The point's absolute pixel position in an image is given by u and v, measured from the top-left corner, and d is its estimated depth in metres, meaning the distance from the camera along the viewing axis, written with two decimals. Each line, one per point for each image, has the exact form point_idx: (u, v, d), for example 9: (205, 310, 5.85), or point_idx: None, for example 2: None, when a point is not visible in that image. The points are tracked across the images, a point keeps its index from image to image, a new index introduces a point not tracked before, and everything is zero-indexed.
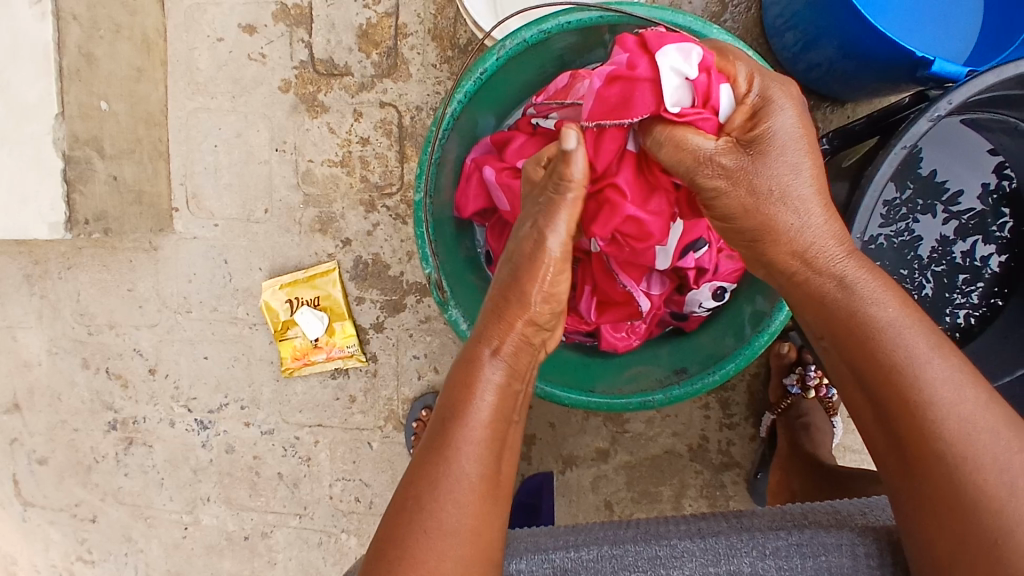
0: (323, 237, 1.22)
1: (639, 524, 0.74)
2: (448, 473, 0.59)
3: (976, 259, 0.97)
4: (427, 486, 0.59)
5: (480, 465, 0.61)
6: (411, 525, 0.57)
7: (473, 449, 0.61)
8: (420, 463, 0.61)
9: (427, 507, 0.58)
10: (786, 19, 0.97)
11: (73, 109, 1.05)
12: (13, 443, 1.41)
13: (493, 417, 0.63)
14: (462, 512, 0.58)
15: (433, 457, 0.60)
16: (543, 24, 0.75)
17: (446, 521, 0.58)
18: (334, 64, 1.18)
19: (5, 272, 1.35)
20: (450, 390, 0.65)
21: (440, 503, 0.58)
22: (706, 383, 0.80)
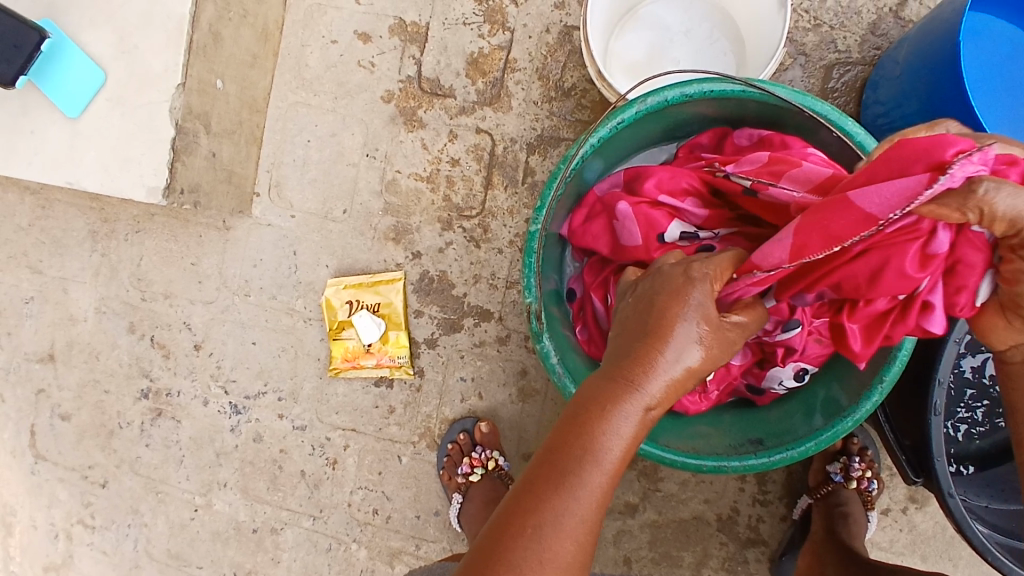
0: (394, 246, 1.24)
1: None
2: (569, 506, 0.54)
3: (985, 376, 0.98)
4: (540, 510, 0.54)
5: (601, 509, 0.55)
6: (526, 551, 0.53)
7: (601, 479, 0.55)
8: (539, 486, 0.55)
9: (534, 530, 0.53)
10: (890, 119, 1.00)
11: (194, 83, 1.08)
12: (40, 394, 1.40)
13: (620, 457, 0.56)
14: (574, 547, 0.54)
15: (552, 490, 0.54)
16: (686, 87, 0.78)
17: (557, 556, 0.53)
18: (439, 85, 1.22)
19: (73, 225, 1.36)
20: (582, 401, 0.58)
21: (559, 538, 0.53)
22: (785, 458, 0.79)
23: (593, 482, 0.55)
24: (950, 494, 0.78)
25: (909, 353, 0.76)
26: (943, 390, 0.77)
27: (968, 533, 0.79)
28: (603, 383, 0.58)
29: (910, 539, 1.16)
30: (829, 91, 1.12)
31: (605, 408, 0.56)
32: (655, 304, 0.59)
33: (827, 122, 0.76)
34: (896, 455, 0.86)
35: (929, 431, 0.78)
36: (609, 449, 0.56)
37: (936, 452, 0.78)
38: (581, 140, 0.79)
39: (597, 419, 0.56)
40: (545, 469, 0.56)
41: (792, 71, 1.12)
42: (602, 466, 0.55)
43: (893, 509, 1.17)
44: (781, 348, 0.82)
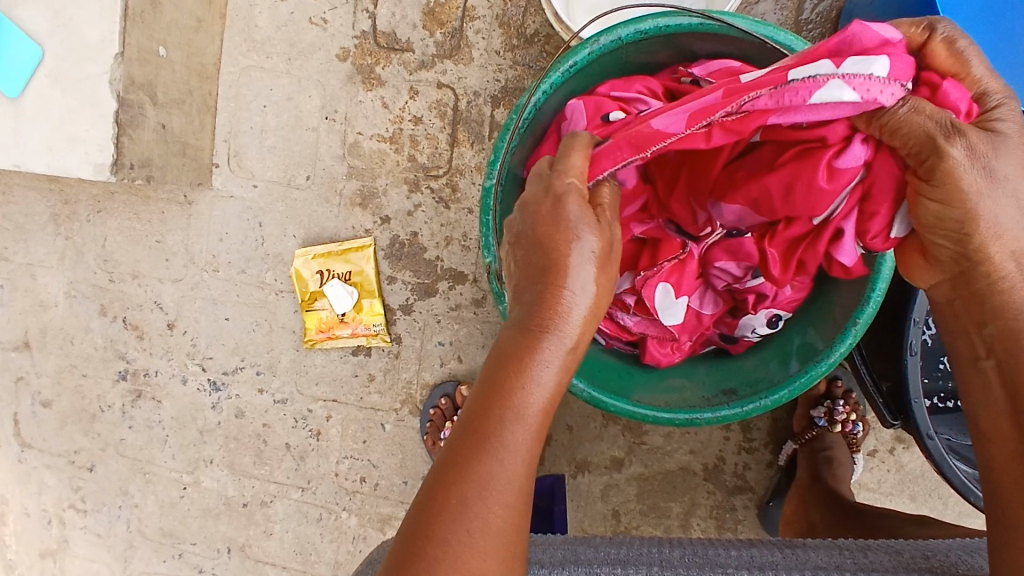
0: (362, 212, 1.20)
1: (686, 546, 0.75)
2: (498, 470, 0.53)
3: None
4: (460, 476, 0.53)
5: (528, 465, 0.54)
6: (450, 523, 0.52)
7: (523, 436, 0.54)
8: (459, 461, 0.53)
9: (457, 499, 0.52)
10: None
11: (133, 52, 1.04)
12: (18, 382, 1.38)
13: (544, 408, 0.56)
14: (508, 506, 0.53)
15: (472, 463, 0.53)
16: (640, 24, 0.75)
17: (495, 519, 0.52)
18: (396, 38, 1.16)
19: (33, 209, 1.32)
20: (493, 364, 0.56)
21: (486, 503, 0.52)
22: (759, 406, 0.78)
23: (516, 440, 0.54)
24: (928, 436, 0.77)
25: (882, 293, 0.74)
26: (919, 330, 0.75)
27: (948, 474, 0.78)
28: (513, 338, 0.57)
29: (898, 479, 1.15)
30: (803, 23, 1.06)
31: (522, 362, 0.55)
32: (549, 240, 0.56)
33: (791, 53, 0.72)
34: (874, 398, 0.84)
35: (905, 372, 0.76)
36: (527, 400, 0.55)
37: (914, 393, 0.76)
38: (532, 87, 0.76)
39: (511, 379, 0.55)
40: (461, 436, 0.54)
41: (763, 5, 1.06)
42: (523, 417, 0.54)
43: (880, 450, 1.16)
44: (753, 295, 0.80)
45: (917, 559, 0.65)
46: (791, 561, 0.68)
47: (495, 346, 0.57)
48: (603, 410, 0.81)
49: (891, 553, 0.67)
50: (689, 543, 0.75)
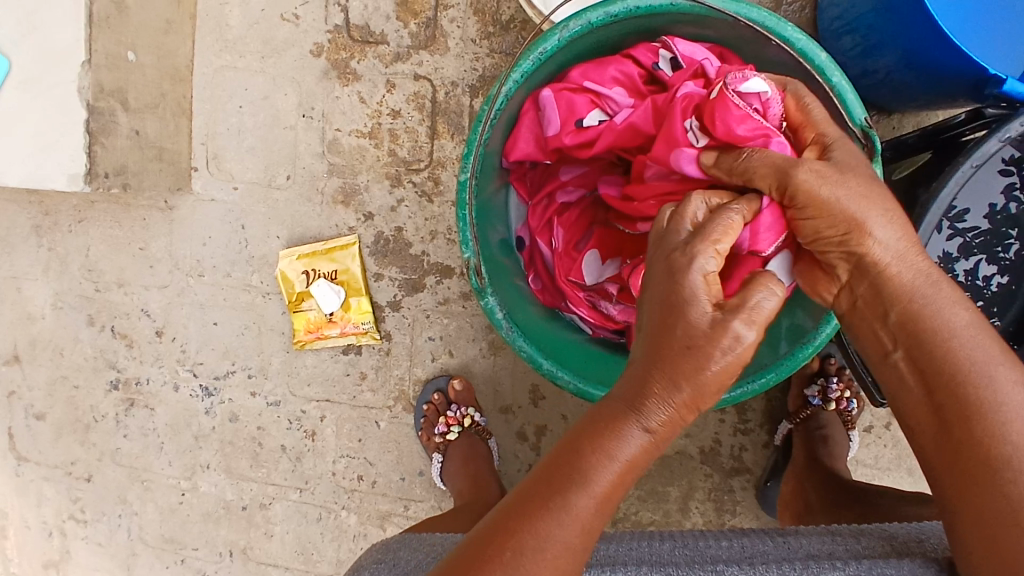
0: (345, 209, 1.19)
1: (678, 538, 0.74)
2: (555, 538, 0.52)
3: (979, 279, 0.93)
4: (522, 525, 0.53)
5: (585, 537, 0.53)
6: (496, 570, 0.51)
7: (586, 512, 0.53)
8: (519, 516, 0.54)
9: (514, 548, 0.52)
10: (845, 20, 0.93)
11: (101, 58, 1.02)
12: (11, 396, 1.37)
13: (617, 480, 0.54)
14: (556, 575, 0.52)
15: (530, 520, 0.53)
16: (609, 6, 0.73)
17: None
18: (370, 31, 1.14)
19: (14, 221, 1.31)
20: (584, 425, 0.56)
21: (538, 562, 0.52)
22: (746, 391, 0.77)
23: (579, 517, 0.53)
24: None
25: None
26: None
27: None
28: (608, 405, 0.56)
29: (895, 454, 1.15)
30: None
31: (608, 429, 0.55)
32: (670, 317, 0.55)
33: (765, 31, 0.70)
34: (863, 377, 0.83)
35: None
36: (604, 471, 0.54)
37: None
38: (502, 77, 0.74)
39: (586, 452, 0.54)
40: (534, 488, 0.55)
41: None
42: (594, 485, 0.53)
43: (876, 426, 1.16)
44: None
45: (912, 546, 0.65)
46: (783, 551, 0.67)
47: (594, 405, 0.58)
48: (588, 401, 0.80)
49: (885, 538, 0.67)
50: (680, 537, 0.75)
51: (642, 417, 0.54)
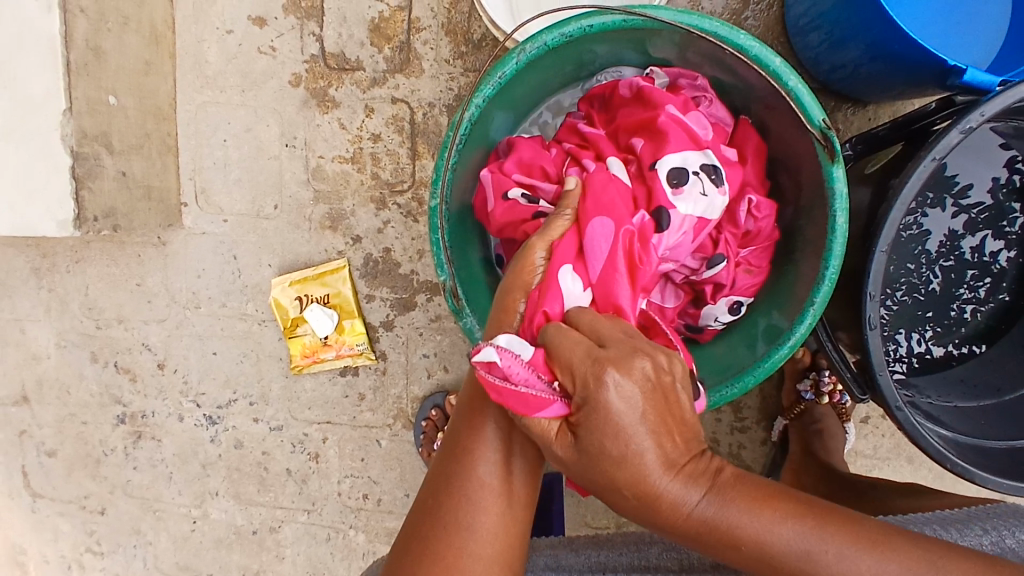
0: (333, 234, 1.21)
1: (666, 538, 0.77)
2: (476, 496, 0.62)
3: (985, 255, 0.95)
4: (446, 493, 0.62)
5: (501, 482, 0.63)
6: (435, 532, 0.61)
7: (489, 465, 0.64)
8: (436, 498, 0.63)
9: (448, 510, 0.62)
10: (811, 18, 0.94)
11: (82, 105, 1.04)
12: (22, 435, 1.41)
13: (507, 425, 0.66)
14: (492, 521, 0.62)
15: (446, 496, 0.62)
16: (564, 27, 0.74)
17: (483, 534, 0.61)
18: (345, 58, 1.16)
19: (14, 265, 1.34)
20: (466, 399, 0.69)
21: (466, 511, 0.61)
22: (725, 395, 0.78)
23: (484, 471, 0.63)
24: (896, 406, 0.76)
25: (836, 270, 0.74)
26: (876, 304, 0.75)
27: (921, 441, 0.78)
28: (476, 375, 0.70)
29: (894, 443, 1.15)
30: None
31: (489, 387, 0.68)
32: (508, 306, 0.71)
33: (718, 40, 0.72)
34: (843, 375, 0.84)
35: (868, 345, 0.76)
36: (492, 421, 0.66)
37: (878, 365, 0.76)
38: (464, 102, 0.76)
39: (469, 423, 0.66)
40: (447, 459, 0.66)
41: None
42: (489, 435, 0.65)
43: (873, 417, 1.15)
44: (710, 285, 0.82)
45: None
46: None
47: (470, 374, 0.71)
48: None
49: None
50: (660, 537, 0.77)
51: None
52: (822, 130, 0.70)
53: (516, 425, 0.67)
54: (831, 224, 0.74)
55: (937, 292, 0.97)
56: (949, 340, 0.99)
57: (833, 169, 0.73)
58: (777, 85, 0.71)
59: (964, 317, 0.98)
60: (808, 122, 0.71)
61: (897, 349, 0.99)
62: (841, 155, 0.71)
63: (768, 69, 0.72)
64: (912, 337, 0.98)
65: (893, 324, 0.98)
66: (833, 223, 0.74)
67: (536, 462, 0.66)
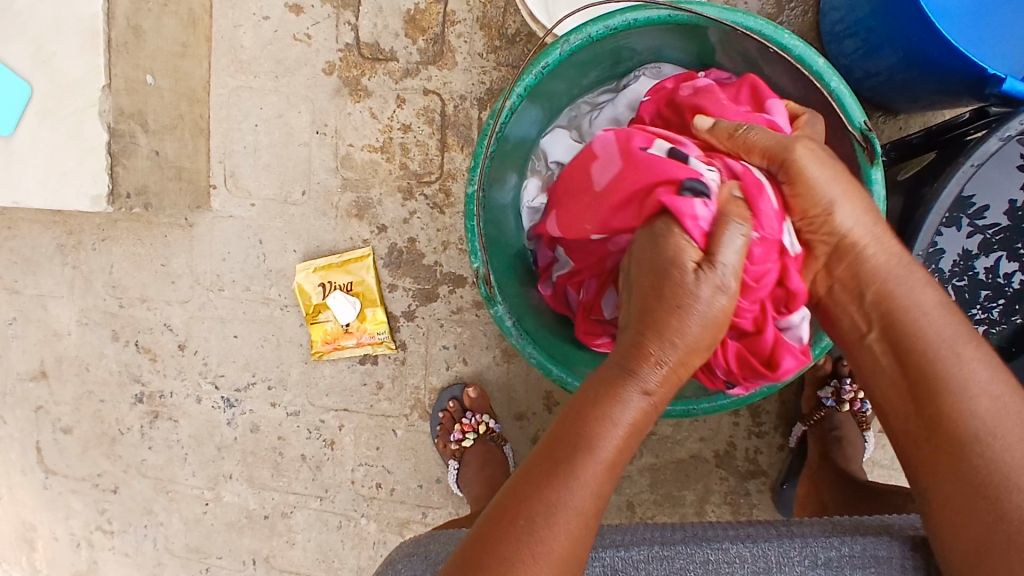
0: (359, 223, 1.22)
1: (686, 527, 0.76)
2: (583, 479, 0.57)
3: (999, 276, 0.94)
4: (539, 505, 0.56)
5: (596, 503, 0.58)
6: (517, 544, 0.55)
7: (610, 453, 0.58)
8: (547, 470, 0.58)
9: (534, 526, 0.56)
10: (847, 24, 0.94)
11: (120, 82, 1.05)
12: (39, 411, 1.42)
13: (620, 442, 0.59)
14: (589, 506, 0.57)
15: (558, 472, 0.57)
16: (608, 20, 0.75)
17: (574, 520, 0.57)
18: (379, 49, 1.17)
19: (39, 242, 1.35)
20: (580, 399, 0.60)
21: (553, 531, 0.56)
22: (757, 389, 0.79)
23: (598, 459, 0.58)
24: None
25: None
26: None
27: None
28: (599, 378, 0.60)
29: None
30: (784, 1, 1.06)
31: (606, 397, 0.59)
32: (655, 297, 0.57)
33: (762, 38, 0.72)
34: None
35: None
36: (605, 439, 0.58)
37: None
38: (506, 91, 0.77)
39: (599, 405, 0.59)
40: (541, 463, 0.58)
41: None
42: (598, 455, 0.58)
43: None
44: None
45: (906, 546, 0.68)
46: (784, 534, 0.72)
47: (587, 375, 0.61)
48: None
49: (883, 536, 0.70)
50: (683, 524, 0.77)
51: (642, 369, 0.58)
52: (862, 131, 0.71)
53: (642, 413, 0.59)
54: None
55: None
56: None
57: (872, 171, 0.73)
58: (819, 84, 0.72)
59: None
60: (849, 124, 0.72)
61: None
62: (881, 157, 0.72)
63: (811, 70, 0.73)
64: None
65: None
66: None
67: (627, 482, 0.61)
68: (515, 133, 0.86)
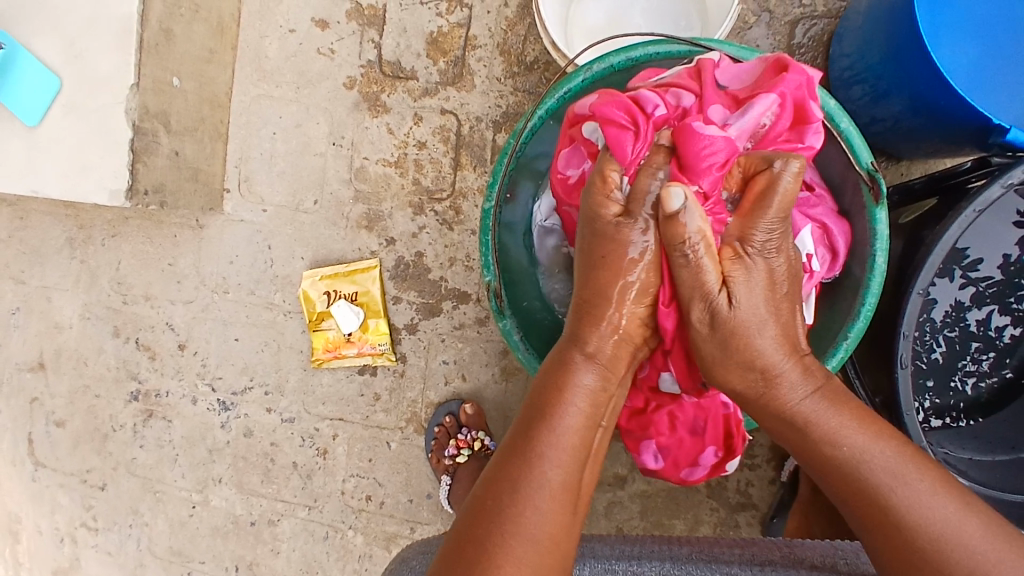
0: (368, 234, 1.24)
1: (693, 544, 0.79)
2: (538, 499, 0.62)
3: (990, 329, 0.97)
4: (516, 473, 0.63)
5: (568, 470, 0.65)
6: (500, 505, 0.62)
7: (561, 459, 0.64)
8: (500, 496, 0.62)
9: (515, 491, 0.62)
10: (855, 71, 0.98)
11: (148, 82, 1.07)
12: (33, 402, 1.41)
13: (582, 417, 0.67)
14: (552, 525, 0.62)
15: (511, 495, 0.62)
16: (631, 52, 0.79)
17: (544, 537, 0.61)
18: (401, 67, 1.20)
19: (49, 234, 1.36)
20: (542, 385, 0.69)
21: (531, 491, 0.62)
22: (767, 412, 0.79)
23: (548, 475, 0.63)
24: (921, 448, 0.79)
25: (872, 308, 0.77)
26: (908, 344, 0.77)
27: None
28: (556, 363, 0.70)
29: None
30: (795, 47, 1.10)
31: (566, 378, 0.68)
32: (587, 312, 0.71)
33: None
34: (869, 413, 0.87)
35: (897, 384, 0.79)
36: (567, 412, 0.66)
37: (905, 405, 0.79)
38: (528, 113, 0.80)
39: (540, 425, 0.65)
40: (516, 440, 0.66)
41: (755, 30, 1.10)
42: (564, 424, 0.66)
43: None
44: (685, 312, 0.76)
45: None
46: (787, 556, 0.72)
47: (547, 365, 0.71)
48: None
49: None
50: (692, 542, 0.80)
51: (574, 384, 0.68)
52: (868, 171, 0.75)
53: (581, 429, 0.67)
54: (870, 262, 0.77)
55: (941, 362, 0.98)
56: (945, 412, 1.01)
57: (876, 211, 0.76)
58: (828, 124, 0.76)
59: (965, 390, 1.00)
60: (856, 162, 0.75)
61: None
62: (886, 198, 0.75)
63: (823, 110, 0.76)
64: None
65: None
66: (872, 262, 0.77)
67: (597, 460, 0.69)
68: (534, 153, 0.89)
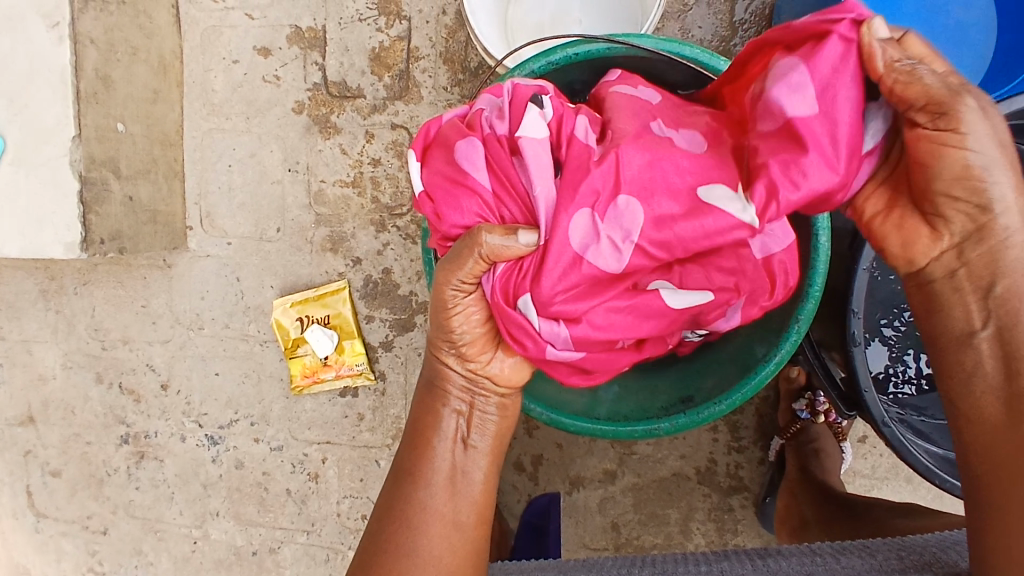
0: (333, 256, 1.23)
1: (656, 565, 0.80)
2: (420, 521, 0.69)
3: None
4: (392, 516, 0.70)
5: (449, 502, 0.70)
6: (392, 555, 0.68)
7: (435, 492, 0.70)
8: (382, 523, 0.70)
9: (393, 534, 0.69)
10: None
11: (90, 131, 1.08)
12: (27, 455, 1.42)
13: (451, 451, 0.73)
14: (435, 544, 0.68)
15: (391, 520, 0.70)
16: (550, 55, 0.80)
17: (427, 558, 0.68)
18: (347, 86, 1.20)
19: (22, 288, 1.37)
20: (410, 432, 0.75)
21: (415, 533, 0.68)
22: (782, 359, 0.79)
23: (426, 496, 0.70)
24: (883, 423, 0.80)
25: (820, 287, 0.77)
26: (859, 321, 0.78)
27: (910, 458, 0.80)
28: (420, 404, 0.76)
29: (892, 463, 1.15)
30: (737, 24, 1.08)
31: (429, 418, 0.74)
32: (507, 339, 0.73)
33: (699, 66, 0.78)
34: (830, 393, 0.88)
35: (853, 361, 0.80)
36: (437, 450, 0.73)
37: (864, 383, 0.79)
38: None
39: (415, 453, 0.73)
40: (395, 482, 0.73)
41: (695, 12, 1.09)
42: (436, 463, 0.72)
43: (871, 436, 1.15)
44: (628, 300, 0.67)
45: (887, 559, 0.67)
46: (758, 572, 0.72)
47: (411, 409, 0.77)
48: (563, 430, 0.86)
49: (865, 556, 0.69)
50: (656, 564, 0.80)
51: (445, 408, 0.74)
52: None
53: (455, 447, 0.74)
54: (815, 243, 0.76)
55: None
56: None
57: None
58: None
59: None
60: None
61: (905, 372, 0.94)
62: None
63: None
64: (919, 360, 0.93)
65: (898, 346, 0.94)
66: (817, 243, 0.76)
67: (484, 476, 0.74)
68: None
